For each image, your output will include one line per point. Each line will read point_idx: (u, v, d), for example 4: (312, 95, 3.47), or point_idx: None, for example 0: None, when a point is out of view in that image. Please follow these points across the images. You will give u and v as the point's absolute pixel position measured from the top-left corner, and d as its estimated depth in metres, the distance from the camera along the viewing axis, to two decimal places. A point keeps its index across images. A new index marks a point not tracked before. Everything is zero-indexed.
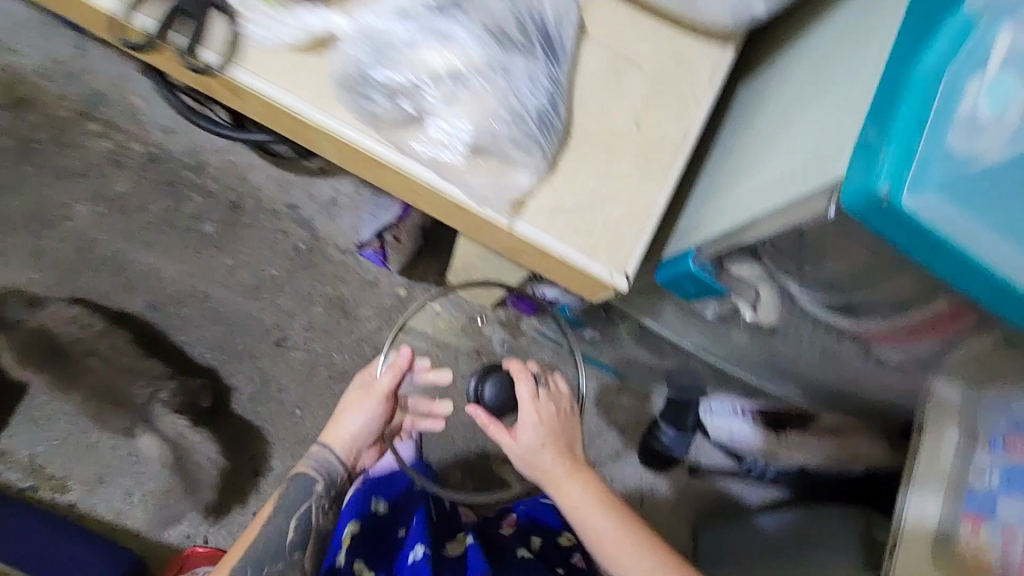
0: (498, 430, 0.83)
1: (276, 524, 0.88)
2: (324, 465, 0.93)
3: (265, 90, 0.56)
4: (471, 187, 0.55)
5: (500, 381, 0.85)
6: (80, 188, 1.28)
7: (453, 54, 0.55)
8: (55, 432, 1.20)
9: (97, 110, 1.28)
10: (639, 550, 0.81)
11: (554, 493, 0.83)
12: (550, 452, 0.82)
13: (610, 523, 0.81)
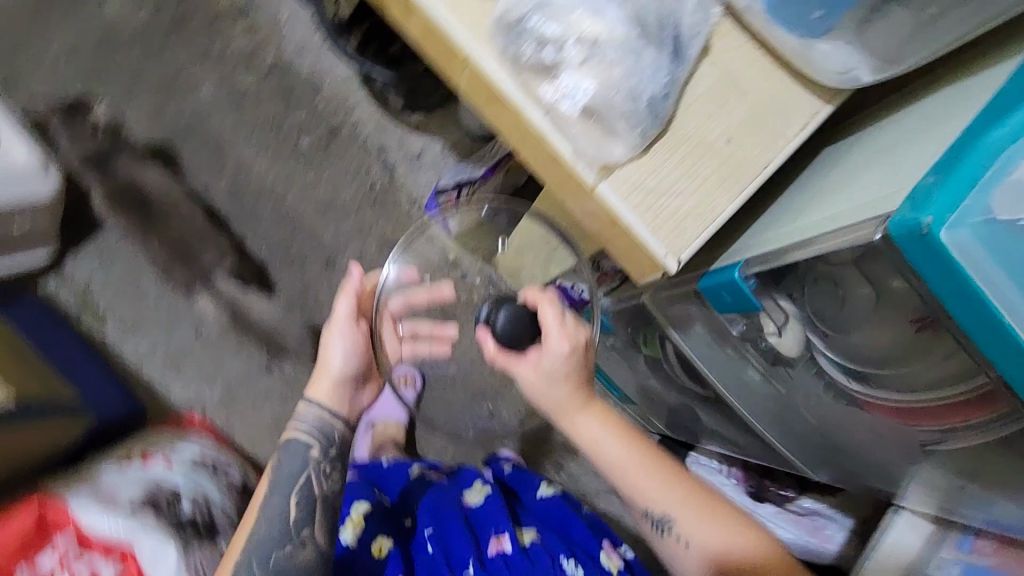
0: (511, 360, 0.83)
1: (274, 504, 0.85)
2: (311, 419, 0.88)
3: (432, 7, 0.57)
4: (574, 142, 0.57)
5: (515, 309, 0.82)
6: (210, 72, 1.41)
7: (596, 23, 0.55)
8: (114, 272, 1.30)
9: (248, 11, 1.42)
10: (660, 477, 0.87)
11: (573, 425, 0.87)
12: (570, 382, 0.84)
13: (632, 453, 0.87)
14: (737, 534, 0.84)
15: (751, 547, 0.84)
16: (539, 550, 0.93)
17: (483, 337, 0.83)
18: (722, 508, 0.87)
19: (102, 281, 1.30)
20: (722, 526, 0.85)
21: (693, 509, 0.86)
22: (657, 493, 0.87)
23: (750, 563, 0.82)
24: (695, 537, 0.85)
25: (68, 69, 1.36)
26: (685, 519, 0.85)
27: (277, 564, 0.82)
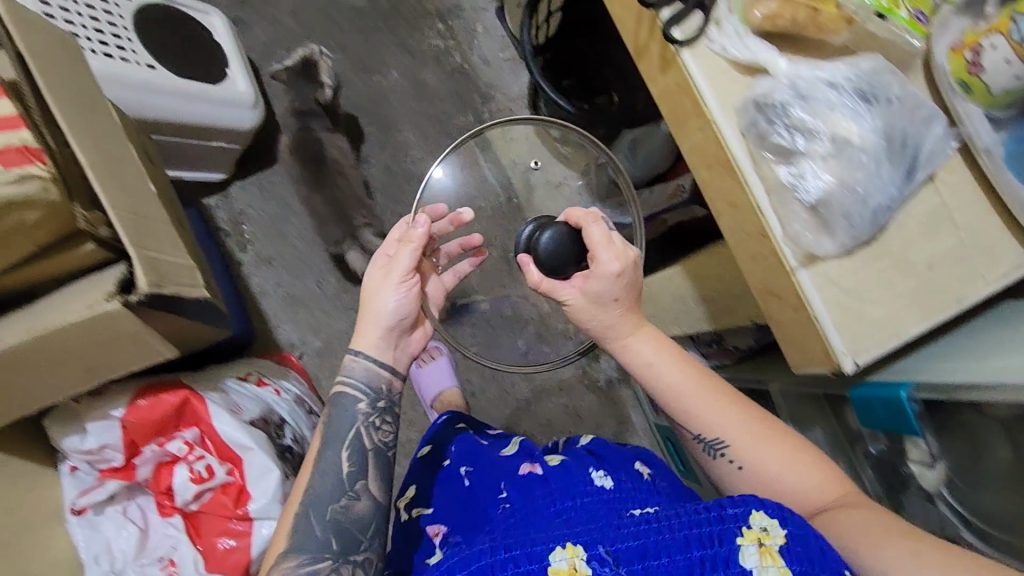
0: (557, 286, 0.76)
1: (327, 460, 0.78)
2: (362, 374, 0.82)
3: (693, 73, 0.63)
4: (791, 226, 0.60)
5: (556, 231, 0.74)
6: (403, 62, 1.54)
7: (849, 128, 0.59)
8: (268, 208, 1.42)
9: (451, 20, 1.57)
10: (723, 404, 0.77)
11: (619, 349, 0.80)
12: (623, 304, 0.77)
13: (685, 375, 0.78)
14: (802, 466, 0.73)
15: (821, 478, 0.72)
16: (570, 464, 0.83)
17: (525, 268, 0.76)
18: (787, 437, 0.75)
19: (256, 212, 1.42)
20: (787, 455, 0.74)
21: (751, 437, 0.75)
22: (711, 421, 0.76)
23: (817, 495, 0.71)
24: (753, 467, 0.74)
25: (289, 26, 1.51)
26: (741, 450, 0.74)
27: (336, 519, 0.74)
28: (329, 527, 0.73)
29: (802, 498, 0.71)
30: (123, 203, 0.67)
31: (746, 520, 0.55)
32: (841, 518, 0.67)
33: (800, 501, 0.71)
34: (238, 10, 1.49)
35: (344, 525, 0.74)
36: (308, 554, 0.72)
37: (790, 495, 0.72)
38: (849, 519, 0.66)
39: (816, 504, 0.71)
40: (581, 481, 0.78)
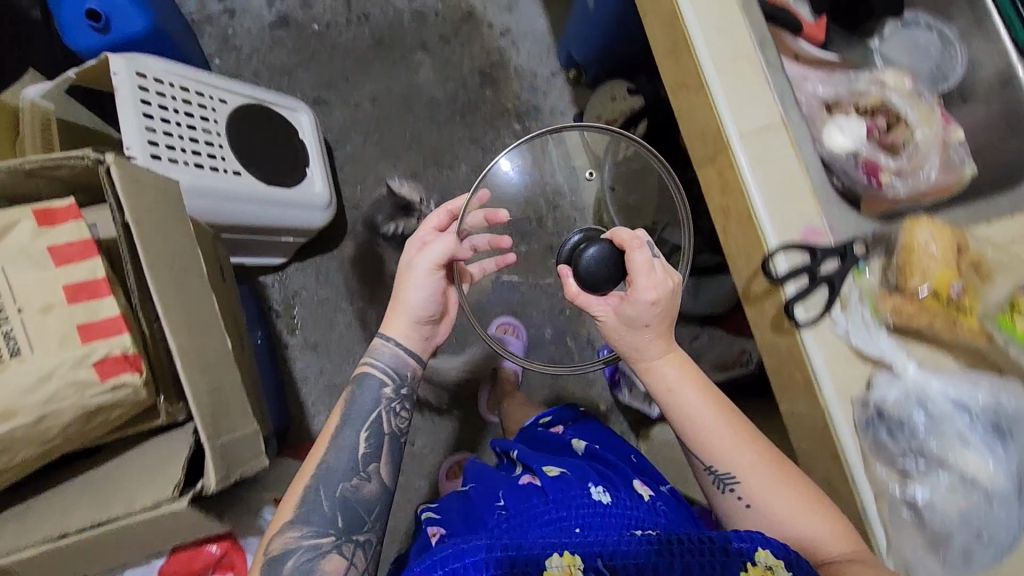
0: (592, 307, 0.67)
1: (342, 440, 0.78)
2: (388, 359, 0.82)
3: (813, 359, 0.62)
4: (898, 544, 0.63)
5: (598, 253, 0.65)
6: (474, 158, 1.54)
7: (978, 463, 0.61)
8: (321, 293, 1.41)
9: (527, 122, 1.56)
10: (744, 440, 0.69)
11: (640, 372, 0.71)
12: (655, 333, 0.68)
13: (711, 412, 0.69)
14: (820, 516, 0.64)
15: (841, 534, 0.64)
16: (570, 478, 0.77)
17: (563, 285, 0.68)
18: (806, 486, 0.67)
19: (309, 294, 1.41)
20: (802, 502, 0.66)
21: (766, 479, 0.67)
22: (727, 459, 0.68)
23: (833, 551, 0.63)
24: (762, 508, 0.66)
25: (368, 110, 1.53)
26: (755, 492, 0.66)
27: (343, 498, 0.75)
28: (333, 503, 0.74)
29: (814, 550, 0.63)
30: (204, 386, 0.68)
31: (751, 556, 0.61)
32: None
33: (808, 547, 0.64)
34: (321, 91, 1.52)
35: (349, 507, 0.75)
36: (310, 528, 0.73)
37: (799, 541, 0.64)
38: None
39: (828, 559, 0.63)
40: (579, 493, 0.72)
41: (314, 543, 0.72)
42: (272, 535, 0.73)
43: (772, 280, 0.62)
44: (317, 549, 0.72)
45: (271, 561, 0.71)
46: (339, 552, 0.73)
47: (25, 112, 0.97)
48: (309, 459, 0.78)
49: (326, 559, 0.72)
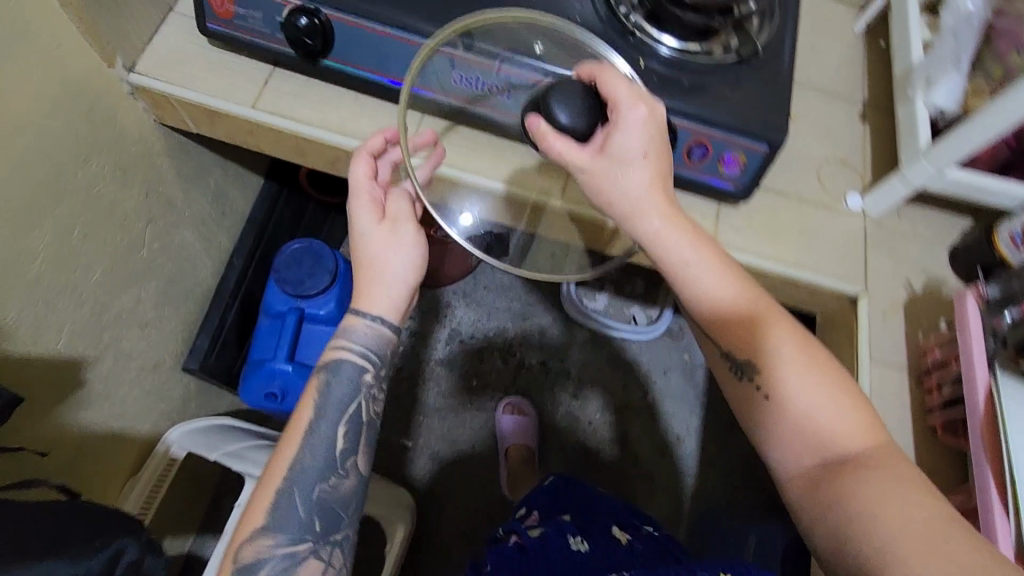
0: (570, 151, 0.53)
1: (316, 438, 0.64)
2: (368, 338, 0.66)
3: None
4: None
5: (571, 94, 0.52)
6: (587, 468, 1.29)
7: None
8: None
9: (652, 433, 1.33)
10: (756, 338, 0.56)
11: (631, 228, 0.56)
12: (647, 170, 0.55)
13: (703, 256, 0.56)
14: (799, 364, 0.54)
15: (853, 417, 0.53)
16: (551, 535, 0.74)
17: (534, 130, 0.53)
18: (770, 304, 0.57)
19: None
20: (797, 364, 0.54)
21: (754, 333, 0.56)
22: (709, 277, 0.56)
23: (840, 438, 0.52)
24: (778, 389, 0.54)
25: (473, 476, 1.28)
26: (763, 364, 0.55)
27: (321, 502, 0.63)
28: (308, 509, 0.62)
29: (817, 433, 0.53)
30: None
31: None
32: (858, 475, 0.50)
33: (819, 434, 0.53)
34: None
35: (324, 505, 0.63)
36: (287, 536, 0.61)
37: (810, 432, 0.53)
38: (873, 482, 0.49)
39: (832, 442, 0.52)
40: (562, 547, 0.71)
41: (290, 551, 0.61)
42: (242, 538, 0.61)
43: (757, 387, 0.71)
44: (291, 556, 0.61)
45: (243, 567, 0.60)
46: (318, 556, 0.63)
47: (148, 463, 0.93)
48: (280, 454, 0.64)
49: (301, 563, 0.61)
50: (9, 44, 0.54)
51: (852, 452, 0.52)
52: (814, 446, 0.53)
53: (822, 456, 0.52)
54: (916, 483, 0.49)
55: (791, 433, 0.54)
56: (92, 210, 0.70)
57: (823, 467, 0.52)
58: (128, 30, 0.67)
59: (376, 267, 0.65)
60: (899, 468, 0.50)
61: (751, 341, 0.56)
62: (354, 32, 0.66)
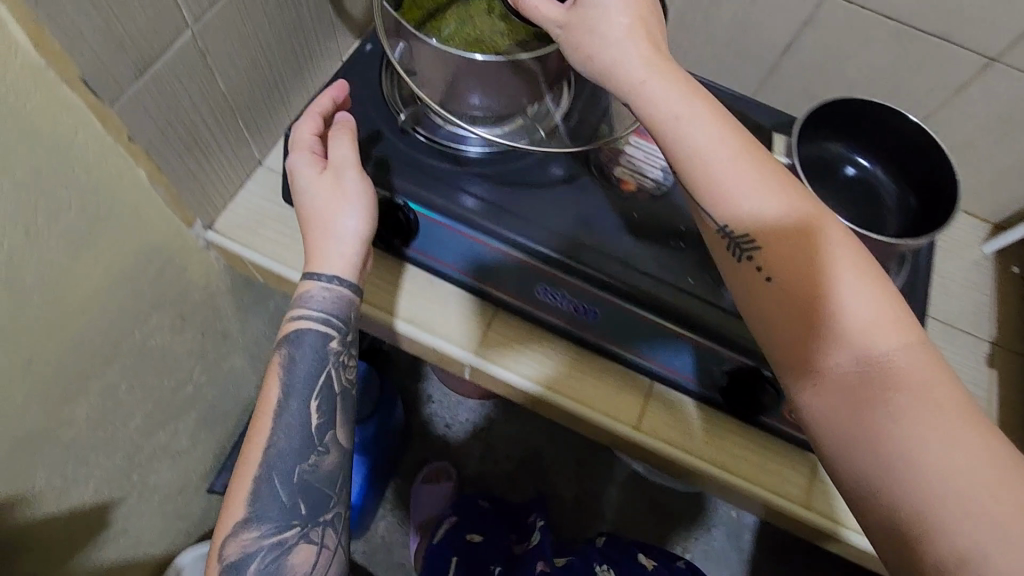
0: (548, 10, 0.50)
1: (289, 417, 0.57)
2: (326, 303, 0.59)
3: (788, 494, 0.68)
4: None
5: None
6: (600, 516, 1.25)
7: None
8: None
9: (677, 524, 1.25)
10: (756, 174, 0.45)
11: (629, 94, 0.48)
12: (628, 8, 0.48)
13: (725, 148, 0.45)
14: (816, 244, 0.43)
15: (877, 307, 0.41)
16: None
17: None
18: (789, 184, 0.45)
19: None
20: (820, 256, 0.43)
21: (767, 204, 0.44)
22: (748, 200, 0.45)
23: (866, 328, 0.41)
24: (789, 271, 0.43)
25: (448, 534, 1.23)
26: (777, 248, 0.44)
27: (303, 484, 0.56)
28: (292, 492, 0.56)
29: (839, 322, 0.41)
30: None
31: None
32: (888, 395, 0.39)
33: (841, 334, 0.41)
34: None
35: (310, 488, 0.57)
36: (270, 526, 0.55)
37: (827, 322, 0.42)
38: (911, 405, 0.38)
39: (862, 343, 0.40)
40: None
41: (278, 539, 0.55)
42: (223, 537, 0.55)
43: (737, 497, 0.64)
44: (280, 546, 0.55)
45: (230, 570, 0.54)
46: (309, 539, 0.57)
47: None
48: (252, 442, 0.56)
49: (293, 552, 0.55)
50: (89, 238, 0.53)
51: (882, 355, 0.40)
52: (839, 345, 0.41)
53: (849, 358, 0.41)
54: (960, 406, 0.38)
55: (798, 319, 0.43)
56: (141, 363, 0.68)
57: (848, 376, 0.41)
58: (210, 196, 0.65)
59: (316, 216, 0.59)
60: (944, 397, 0.38)
61: (763, 206, 0.44)
62: (443, 231, 0.63)
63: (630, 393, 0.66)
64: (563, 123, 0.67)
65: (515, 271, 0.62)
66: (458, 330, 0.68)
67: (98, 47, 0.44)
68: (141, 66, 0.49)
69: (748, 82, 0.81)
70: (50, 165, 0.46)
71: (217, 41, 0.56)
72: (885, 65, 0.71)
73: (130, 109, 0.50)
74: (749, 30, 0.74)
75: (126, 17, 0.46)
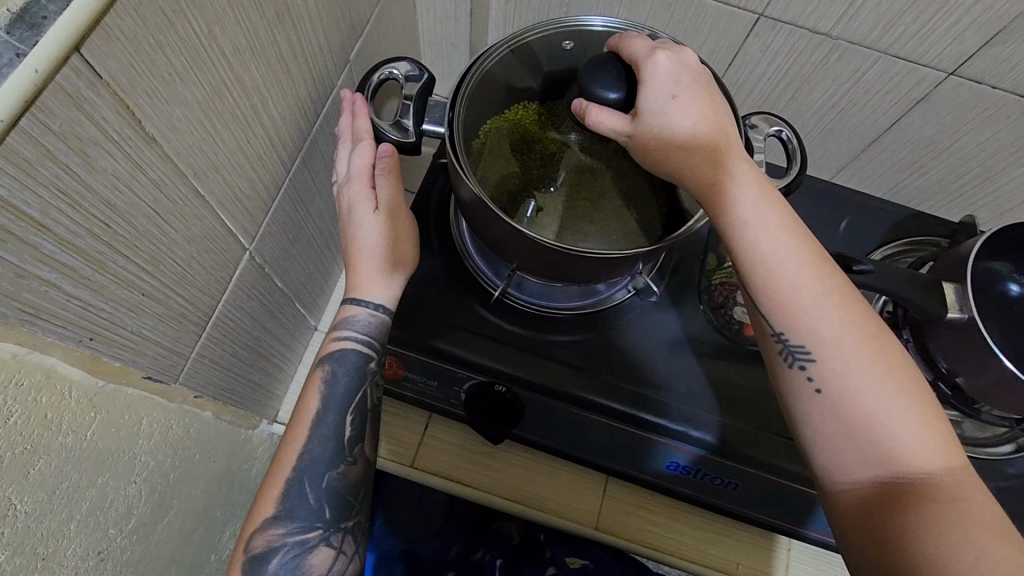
0: (618, 126, 0.42)
1: (325, 428, 0.45)
2: (371, 328, 0.48)
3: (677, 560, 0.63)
4: None
5: (604, 58, 0.44)
6: None
7: None
8: None
9: None
10: (793, 246, 0.40)
11: (649, 151, 0.42)
12: (691, 111, 0.41)
13: (761, 220, 0.40)
14: (863, 358, 0.37)
15: (925, 429, 0.36)
16: None
17: (584, 111, 0.43)
18: (826, 264, 0.40)
19: None
20: (867, 367, 0.37)
21: (801, 290, 0.39)
22: (807, 318, 0.38)
23: (911, 449, 0.35)
24: (836, 384, 0.37)
25: None
26: (829, 356, 0.38)
27: (335, 485, 0.45)
28: (322, 496, 0.44)
29: (885, 440, 0.36)
30: None
31: None
32: (931, 517, 0.33)
33: (885, 449, 0.36)
34: None
35: (341, 494, 0.45)
36: (300, 521, 0.44)
37: (874, 436, 0.36)
38: (954, 528, 0.33)
39: (905, 461, 0.35)
40: None
41: (302, 537, 0.43)
42: (249, 527, 0.43)
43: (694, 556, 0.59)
44: (302, 547, 0.43)
45: (250, 563, 0.42)
46: (329, 546, 0.44)
47: None
48: (284, 447, 0.45)
49: (312, 556, 0.43)
50: (163, 503, 0.44)
51: (925, 476, 0.35)
52: (879, 461, 0.36)
53: (888, 473, 0.35)
54: (1000, 532, 0.33)
55: (840, 429, 0.37)
56: None
57: (888, 492, 0.35)
58: (270, 391, 0.57)
59: (360, 251, 0.48)
60: (989, 520, 0.33)
61: (798, 289, 0.39)
62: (561, 415, 0.54)
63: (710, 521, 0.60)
64: (661, 262, 0.59)
65: (637, 447, 0.54)
66: (574, 505, 0.60)
67: (157, 335, 0.35)
68: (203, 323, 0.40)
69: (837, 157, 0.72)
70: (123, 472, 0.38)
71: (275, 246, 0.47)
72: (1008, 140, 0.62)
73: (191, 374, 0.41)
74: (847, 110, 0.65)
75: (188, 286, 0.37)
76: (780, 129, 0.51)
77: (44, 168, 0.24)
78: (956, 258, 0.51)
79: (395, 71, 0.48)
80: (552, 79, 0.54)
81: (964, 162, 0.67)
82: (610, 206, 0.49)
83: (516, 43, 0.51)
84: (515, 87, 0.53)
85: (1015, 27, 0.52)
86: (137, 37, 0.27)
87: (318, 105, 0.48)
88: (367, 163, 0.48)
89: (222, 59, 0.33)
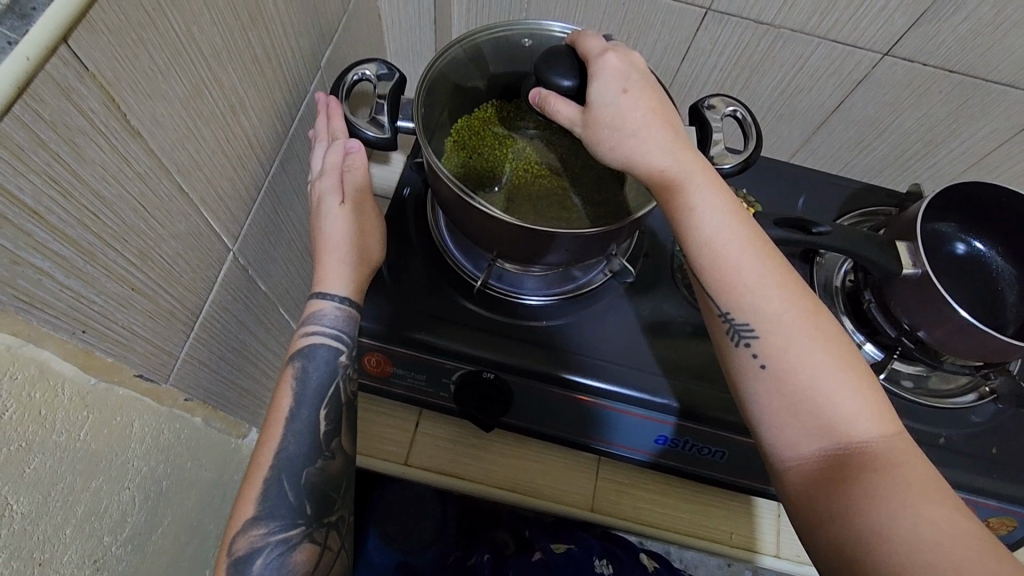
0: (573, 113, 0.45)
1: (299, 425, 0.45)
2: (341, 323, 0.48)
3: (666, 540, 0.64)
4: None
5: (556, 52, 0.47)
6: None
7: None
8: None
9: None
10: (740, 231, 0.41)
11: (602, 140, 0.44)
12: (639, 104, 0.44)
13: (708, 204, 0.42)
14: (803, 331, 0.39)
15: (863, 400, 0.37)
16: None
17: (544, 102, 0.45)
18: (769, 248, 0.42)
19: None
20: (806, 341, 0.39)
21: (747, 273, 0.41)
22: (753, 296, 0.40)
23: (850, 418, 0.37)
24: (780, 360, 0.39)
25: None
26: (771, 332, 0.39)
27: (313, 481, 0.45)
28: (302, 492, 0.45)
29: (825, 409, 0.37)
30: None
31: None
32: (868, 485, 0.34)
33: (825, 420, 0.37)
34: None
35: (320, 489, 0.46)
36: (281, 519, 0.43)
37: (816, 408, 0.37)
38: (890, 496, 0.34)
39: (844, 432, 0.37)
40: None
41: (283, 536, 0.43)
42: (230, 530, 0.43)
43: (688, 531, 0.60)
44: (284, 545, 0.43)
45: (233, 567, 0.42)
46: (313, 541, 0.45)
47: None
48: (259, 448, 0.45)
49: (296, 554, 0.44)
50: (157, 513, 0.43)
51: (863, 446, 0.36)
52: (822, 433, 0.37)
53: (831, 445, 0.37)
54: (935, 495, 0.34)
55: (784, 402, 0.38)
56: None
57: (829, 463, 0.36)
58: (257, 399, 0.56)
59: (330, 246, 0.49)
60: (925, 485, 0.34)
61: (745, 269, 0.41)
62: (545, 399, 0.55)
63: (698, 496, 0.62)
64: (634, 247, 0.62)
65: (614, 424, 0.56)
66: (568, 490, 0.61)
67: (147, 332, 0.36)
68: (191, 323, 0.40)
69: (791, 141, 0.76)
70: (117, 477, 0.37)
71: (257, 249, 0.48)
72: (942, 113, 0.67)
73: (181, 376, 0.41)
74: (795, 94, 0.69)
75: (175, 283, 0.37)
76: (735, 110, 0.54)
77: (37, 156, 0.25)
78: (904, 218, 0.55)
79: (366, 72, 0.51)
80: (496, 80, 0.57)
81: (905, 138, 0.71)
82: (573, 198, 0.52)
83: (466, 44, 0.54)
84: (463, 86, 0.56)
85: (939, 7, 0.57)
86: (120, 32, 0.28)
87: (293, 110, 0.49)
88: (338, 163, 0.50)
89: (201, 58, 0.35)
